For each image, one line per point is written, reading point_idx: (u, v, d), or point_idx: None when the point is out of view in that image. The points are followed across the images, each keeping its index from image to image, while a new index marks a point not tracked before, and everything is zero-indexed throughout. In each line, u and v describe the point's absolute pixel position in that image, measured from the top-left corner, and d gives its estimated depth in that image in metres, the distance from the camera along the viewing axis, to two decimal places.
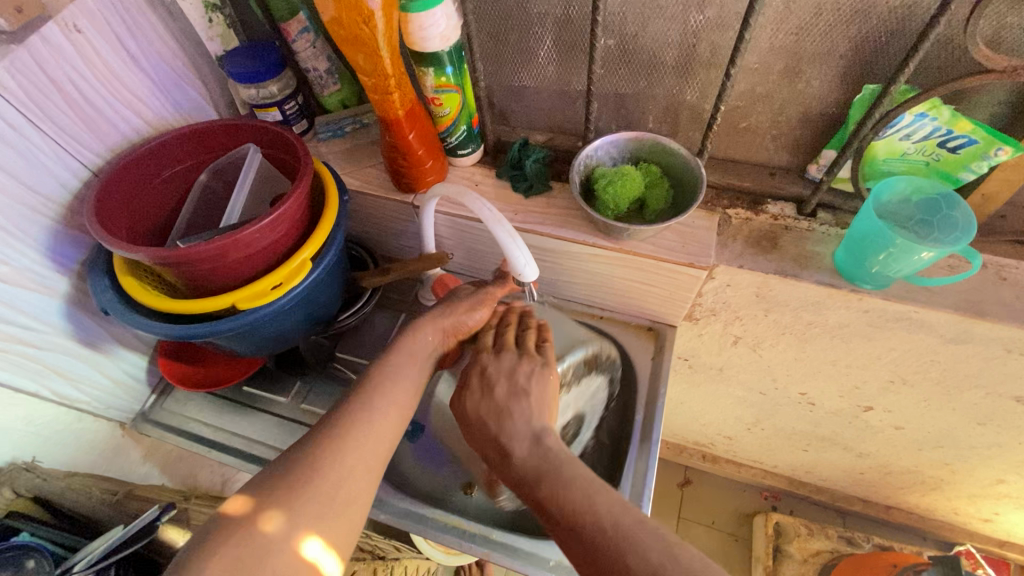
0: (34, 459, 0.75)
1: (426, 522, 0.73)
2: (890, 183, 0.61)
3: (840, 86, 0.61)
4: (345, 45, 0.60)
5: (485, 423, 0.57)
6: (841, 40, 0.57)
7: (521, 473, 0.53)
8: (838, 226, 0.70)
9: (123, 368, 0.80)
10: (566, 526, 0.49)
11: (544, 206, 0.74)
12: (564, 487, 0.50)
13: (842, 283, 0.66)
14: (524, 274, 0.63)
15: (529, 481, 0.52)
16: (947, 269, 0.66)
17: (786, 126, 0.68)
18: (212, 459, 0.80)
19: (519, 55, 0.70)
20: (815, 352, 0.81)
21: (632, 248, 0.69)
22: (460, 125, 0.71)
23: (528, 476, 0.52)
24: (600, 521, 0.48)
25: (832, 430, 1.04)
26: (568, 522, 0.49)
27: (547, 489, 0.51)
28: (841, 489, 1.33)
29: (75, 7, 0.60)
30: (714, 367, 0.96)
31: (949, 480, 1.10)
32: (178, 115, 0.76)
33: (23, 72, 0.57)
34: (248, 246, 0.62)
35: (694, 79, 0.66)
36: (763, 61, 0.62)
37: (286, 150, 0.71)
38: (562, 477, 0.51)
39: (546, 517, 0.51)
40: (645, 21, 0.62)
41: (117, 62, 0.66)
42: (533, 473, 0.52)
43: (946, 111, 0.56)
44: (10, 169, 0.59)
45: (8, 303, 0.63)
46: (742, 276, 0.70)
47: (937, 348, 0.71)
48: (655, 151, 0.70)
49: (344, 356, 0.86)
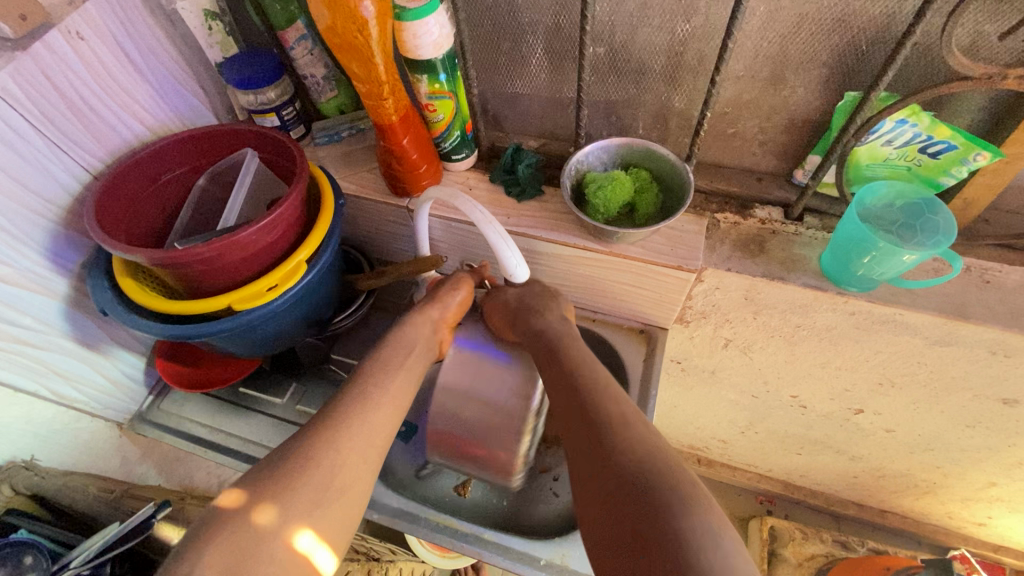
0: (32, 456, 0.78)
1: (418, 522, 0.74)
2: (872, 189, 0.63)
3: (823, 93, 0.63)
4: (340, 52, 0.61)
5: (568, 364, 0.57)
6: (823, 48, 0.59)
7: (599, 422, 0.50)
8: (825, 230, 0.71)
9: (121, 369, 0.81)
10: (631, 481, 0.45)
11: (536, 210, 0.75)
12: (644, 451, 0.47)
13: (828, 286, 0.67)
14: (516, 274, 0.64)
15: (602, 432, 0.49)
16: (931, 272, 0.67)
17: (772, 132, 0.69)
18: (208, 458, 0.81)
19: (511, 63, 0.72)
20: (804, 354, 0.82)
21: (622, 251, 0.70)
22: (454, 130, 0.73)
23: (607, 427, 0.49)
24: (671, 489, 0.44)
25: (825, 433, 1.05)
26: (633, 478, 0.45)
27: (629, 443, 0.47)
28: (836, 493, 1.33)
29: (79, 15, 0.62)
30: (706, 370, 0.97)
31: (942, 484, 1.10)
32: (178, 120, 0.78)
33: (27, 78, 0.58)
34: (245, 247, 0.63)
35: (682, 86, 0.68)
36: (748, 68, 0.63)
37: (283, 154, 0.73)
38: (645, 441, 0.48)
39: (602, 470, 0.47)
40: (633, 30, 0.64)
41: (119, 68, 0.68)
42: (616, 426, 0.49)
43: (926, 118, 0.57)
44: (12, 172, 0.60)
45: (7, 303, 0.64)
46: (730, 279, 0.71)
47: (924, 351, 0.72)
48: (645, 157, 0.71)
49: (338, 358, 0.87)
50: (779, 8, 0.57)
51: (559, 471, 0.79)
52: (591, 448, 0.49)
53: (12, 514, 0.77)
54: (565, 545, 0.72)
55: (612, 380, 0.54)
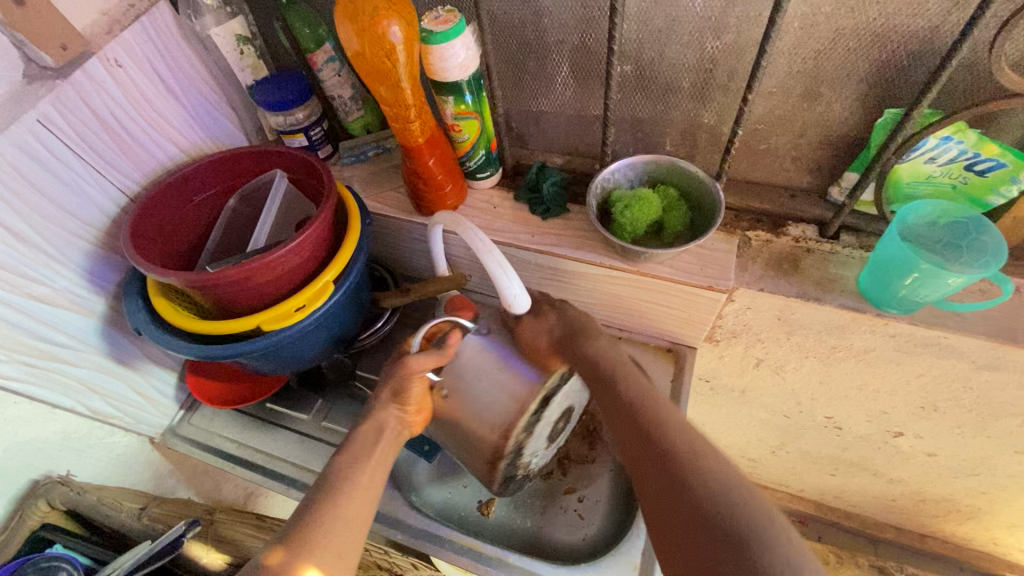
0: (68, 472, 0.78)
1: (441, 543, 0.73)
2: (913, 207, 0.60)
3: (860, 108, 0.61)
4: (368, 76, 0.62)
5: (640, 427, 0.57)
6: (861, 63, 0.57)
7: (659, 443, 0.53)
8: (861, 248, 0.69)
9: (154, 385, 0.83)
10: (696, 507, 0.48)
11: (562, 228, 0.74)
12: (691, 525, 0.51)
13: (867, 307, 0.65)
14: (517, 304, 0.62)
15: (665, 453, 0.52)
16: (978, 293, 0.64)
17: (806, 148, 0.67)
18: (236, 474, 0.82)
19: (537, 81, 0.71)
20: (841, 375, 0.79)
21: (650, 271, 0.69)
22: (479, 149, 0.73)
23: (664, 445, 0.53)
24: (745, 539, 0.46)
25: (861, 455, 1.01)
26: (704, 504, 0.48)
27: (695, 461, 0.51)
28: (872, 515, 1.28)
29: (117, 44, 0.64)
30: (736, 390, 0.94)
31: (987, 510, 1.05)
32: (211, 142, 0.80)
33: (68, 106, 0.60)
34: (274, 269, 0.64)
35: (712, 102, 0.66)
36: (781, 84, 0.62)
37: (311, 175, 0.74)
38: (709, 456, 0.51)
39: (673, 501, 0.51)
40: (661, 48, 0.63)
41: (155, 93, 0.70)
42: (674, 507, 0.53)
43: (972, 135, 0.56)
44: (54, 197, 0.62)
45: (46, 322, 0.66)
46: (762, 299, 0.69)
47: (969, 374, 0.69)
48: (673, 174, 0.70)
49: (364, 374, 0.87)
50: (814, 24, 0.55)
51: (584, 492, 0.78)
52: (652, 477, 0.52)
53: (45, 528, 0.76)
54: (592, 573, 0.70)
55: (652, 400, 0.57)
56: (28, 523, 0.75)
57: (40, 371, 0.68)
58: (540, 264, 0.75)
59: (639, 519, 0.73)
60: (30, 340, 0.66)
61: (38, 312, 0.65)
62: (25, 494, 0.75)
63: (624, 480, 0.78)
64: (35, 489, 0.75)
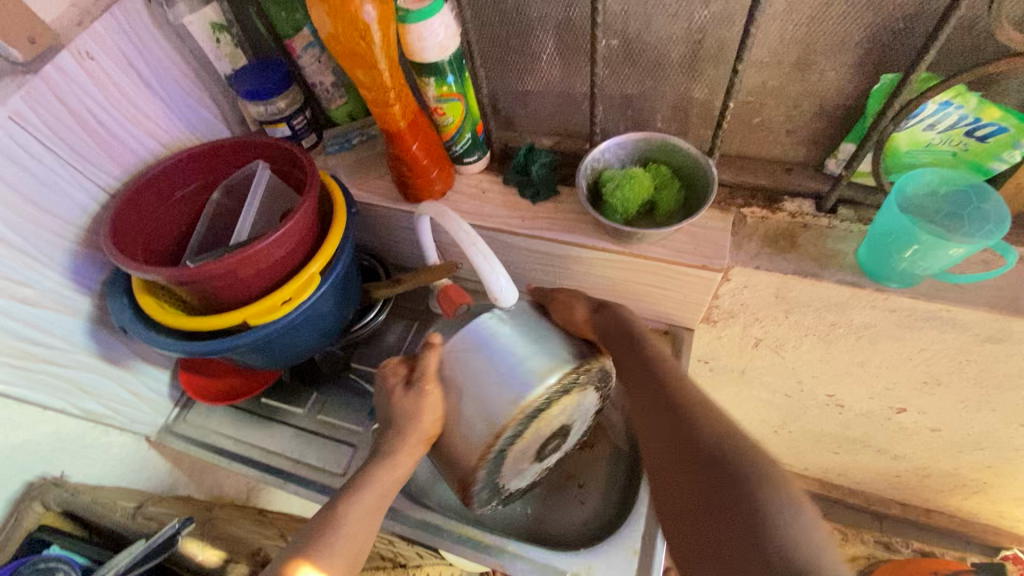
0: (63, 473, 0.77)
1: (441, 534, 0.73)
2: (912, 176, 0.58)
3: (855, 76, 0.59)
4: (344, 59, 0.60)
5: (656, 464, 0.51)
6: (855, 28, 0.55)
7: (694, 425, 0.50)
8: (860, 222, 0.67)
9: (148, 384, 0.82)
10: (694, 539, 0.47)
11: (552, 211, 0.72)
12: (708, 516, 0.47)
13: (866, 282, 0.63)
14: (503, 299, 0.62)
15: (695, 433, 0.50)
16: (981, 264, 0.62)
17: (801, 120, 0.65)
18: (232, 470, 0.81)
19: (522, 60, 0.69)
20: (841, 352, 0.78)
21: (642, 252, 0.67)
22: (465, 132, 0.71)
23: (699, 425, 0.50)
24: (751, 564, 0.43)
25: (864, 432, 1.00)
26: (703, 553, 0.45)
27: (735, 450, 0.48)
28: (876, 492, 1.27)
29: (88, 36, 0.62)
30: (736, 370, 0.93)
31: (993, 483, 1.04)
32: (192, 135, 0.78)
33: (39, 101, 0.59)
34: (258, 262, 0.63)
35: (703, 76, 0.64)
36: (773, 53, 0.59)
37: (293, 165, 0.72)
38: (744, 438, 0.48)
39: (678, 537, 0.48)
40: (648, 20, 0.60)
41: (130, 85, 0.68)
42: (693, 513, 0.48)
43: (973, 99, 0.54)
44: (31, 195, 0.61)
45: (31, 323, 0.65)
46: (759, 277, 0.67)
47: (972, 347, 0.68)
48: (664, 151, 0.68)
49: (358, 366, 0.86)
50: None
51: (584, 478, 0.77)
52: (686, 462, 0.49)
53: (42, 530, 0.75)
54: (590, 558, 0.69)
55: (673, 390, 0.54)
56: (23, 525, 0.75)
57: (29, 374, 0.68)
58: (532, 249, 0.74)
59: (639, 503, 0.72)
60: (16, 342, 0.65)
61: (21, 314, 0.64)
62: (20, 496, 0.74)
63: (625, 465, 0.77)
64: (31, 491, 0.75)
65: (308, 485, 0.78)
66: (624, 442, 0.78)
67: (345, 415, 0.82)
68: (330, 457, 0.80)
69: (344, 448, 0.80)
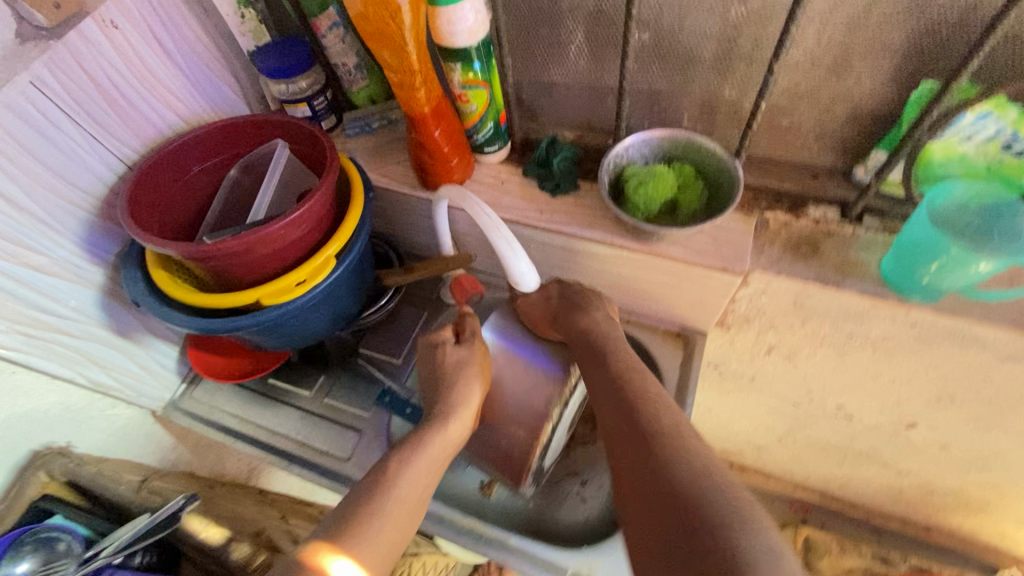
0: (69, 443, 0.78)
1: (444, 524, 0.72)
2: (944, 189, 0.57)
3: (893, 82, 0.57)
4: (372, 40, 0.59)
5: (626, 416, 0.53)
6: (897, 33, 0.53)
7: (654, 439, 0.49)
8: (885, 232, 0.66)
9: (157, 359, 0.82)
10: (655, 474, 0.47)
11: (571, 206, 0.71)
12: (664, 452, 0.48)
13: (888, 294, 0.62)
14: (524, 283, 0.64)
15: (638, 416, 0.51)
16: (1007, 281, 0.61)
17: (832, 125, 0.64)
18: (237, 449, 0.81)
19: (551, 50, 0.68)
20: (855, 364, 0.77)
21: (661, 251, 0.66)
22: (488, 121, 0.70)
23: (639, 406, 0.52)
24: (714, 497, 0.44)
25: (870, 445, 0.99)
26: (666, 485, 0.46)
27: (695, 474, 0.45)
28: (878, 506, 1.26)
29: (113, 4, 0.61)
30: (745, 376, 0.92)
31: (996, 503, 1.03)
32: (212, 111, 0.77)
33: (62, 68, 0.58)
34: (274, 241, 0.62)
35: (733, 75, 0.63)
36: (809, 55, 0.58)
37: (313, 146, 0.71)
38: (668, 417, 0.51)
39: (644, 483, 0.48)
40: (682, 15, 0.59)
41: (152, 56, 0.67)
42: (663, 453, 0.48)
43: (1013, 112, 0.52)
44: (49, 162, 0.60)
45: (44, 293, 0.65)
46: (779, 283, 0.66)
47: (992, 366, 0.67)
48: (690, 150, 0.67)
49: (367, 352, 0.85)
50: None
51: (587, 476, 0.76)
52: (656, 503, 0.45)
53: (45, 499, 0.79)
54: (593, 556, 0.69)
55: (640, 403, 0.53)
56: (28, 493, 0.77)
57: (39, 343, 0.67)
58: (549, 243, 0.73)
59: None
60: (29, 311, 0.65)
61: (35, 282, 0.64)
62: (25, 466, 0.76)
63: None
64: (35, 461, 0.77)
65: (313, 468, 0.78)
66: None
67: (352, 400, 0.82)
68: (335, 441, 0.79)
69: (350, 433, 0.80)
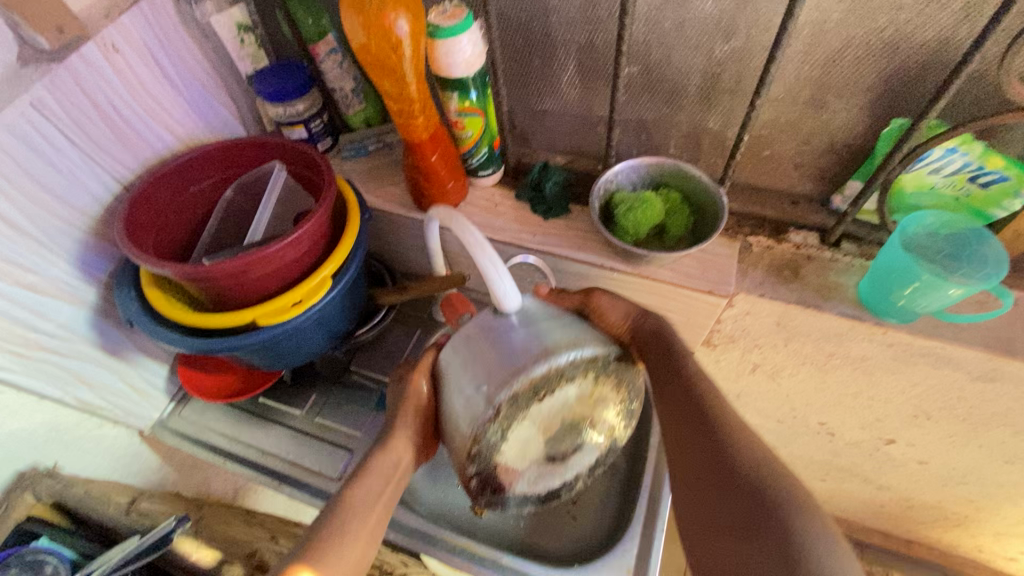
0: (54, 464, 0.78)
1: (435, 543, 0.73)
2: (917, 217, 0.60)
3: (867, 116, 0.61)
4: (372, 70, 0.61)
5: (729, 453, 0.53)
6: (870, 73, 0.57)
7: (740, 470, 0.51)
8: (862, 257, 0.69)
9: (146, 378, 0.82)
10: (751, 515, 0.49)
11: (563, 229, 0.73)
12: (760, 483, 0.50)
13: (866, 316, 0.65)
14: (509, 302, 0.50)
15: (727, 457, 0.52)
16: (976, 304, 0.65)
17: (811, 155, 0.67)
18: (226, 468, 0.81)
19: (544, 80, 0.71)
20: (836, 383, 0.80)
21: (650, 273, 0.68)
22: (482, 146, 0.72)
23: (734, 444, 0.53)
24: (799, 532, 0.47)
25: (852, 461, 1.02)
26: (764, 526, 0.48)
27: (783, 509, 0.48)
28: (860, 520, 1.29)
29: (115, 28, 0.62)
30: (731, 394, 0.94)
31: (973, 518, 1.06)
32: (208, 131, 0.78)
33: (62, 90, 0.59)
34: (271, 262, 0.63)
35: (718, 107, 0.66)
36: (788, 91, 0.61)
37: (310, 168, 0.73)
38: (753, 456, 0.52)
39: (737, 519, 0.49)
40: (669, 51, 0.62)
41: (151, 78, 0.68)
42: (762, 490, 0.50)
43: (979, 147, 0.56)
44: (46, 182, 0.61)
45: (36, 311, 0.65)
46: (762, 305, 0.69)
47: (965, 385, 0.70)
48: (677, 177, 0.70)
49: (357, 369, 0.87)
50: (824, 30, 0.55)
51: (578, 494, 0.77)
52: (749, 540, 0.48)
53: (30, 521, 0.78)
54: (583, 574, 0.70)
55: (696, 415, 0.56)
56: (11, 517, 0.76)
57: (28, 363, 0.67)
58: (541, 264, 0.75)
59: (634, 523, 0.72)
60: (19, 330, 0.64)
61: (28, 301, 0.63)
62: (10, 486, 0.75)
63: (619, 483, 0.77)
64: (20, 482, 0.76)
65: (304, 487, 0.78)
66: (620, 459, 0.79)
67: (344, 418, 0.83)
68: (326, 460, 0.79)
69: (341, 452, 0.80)
